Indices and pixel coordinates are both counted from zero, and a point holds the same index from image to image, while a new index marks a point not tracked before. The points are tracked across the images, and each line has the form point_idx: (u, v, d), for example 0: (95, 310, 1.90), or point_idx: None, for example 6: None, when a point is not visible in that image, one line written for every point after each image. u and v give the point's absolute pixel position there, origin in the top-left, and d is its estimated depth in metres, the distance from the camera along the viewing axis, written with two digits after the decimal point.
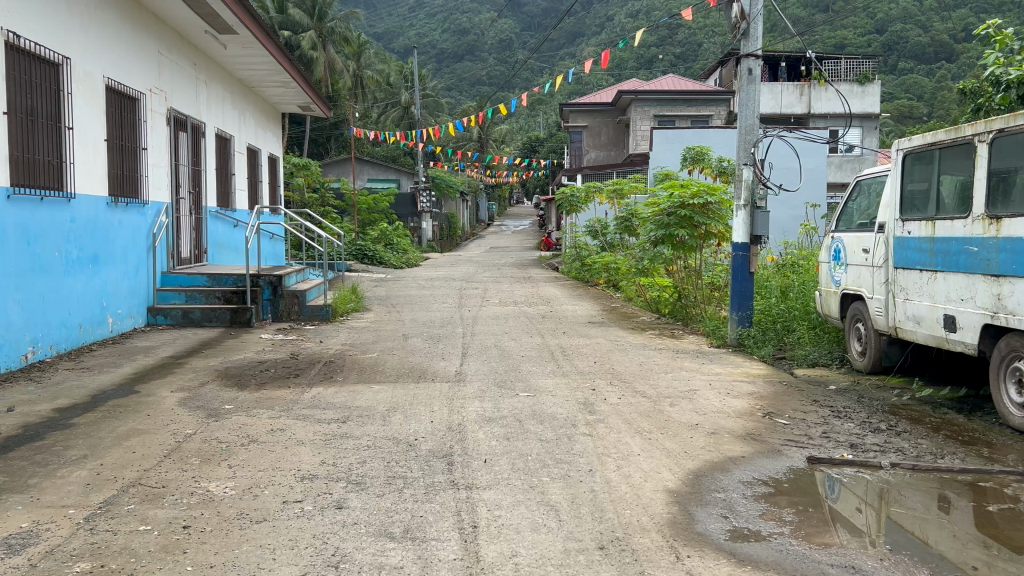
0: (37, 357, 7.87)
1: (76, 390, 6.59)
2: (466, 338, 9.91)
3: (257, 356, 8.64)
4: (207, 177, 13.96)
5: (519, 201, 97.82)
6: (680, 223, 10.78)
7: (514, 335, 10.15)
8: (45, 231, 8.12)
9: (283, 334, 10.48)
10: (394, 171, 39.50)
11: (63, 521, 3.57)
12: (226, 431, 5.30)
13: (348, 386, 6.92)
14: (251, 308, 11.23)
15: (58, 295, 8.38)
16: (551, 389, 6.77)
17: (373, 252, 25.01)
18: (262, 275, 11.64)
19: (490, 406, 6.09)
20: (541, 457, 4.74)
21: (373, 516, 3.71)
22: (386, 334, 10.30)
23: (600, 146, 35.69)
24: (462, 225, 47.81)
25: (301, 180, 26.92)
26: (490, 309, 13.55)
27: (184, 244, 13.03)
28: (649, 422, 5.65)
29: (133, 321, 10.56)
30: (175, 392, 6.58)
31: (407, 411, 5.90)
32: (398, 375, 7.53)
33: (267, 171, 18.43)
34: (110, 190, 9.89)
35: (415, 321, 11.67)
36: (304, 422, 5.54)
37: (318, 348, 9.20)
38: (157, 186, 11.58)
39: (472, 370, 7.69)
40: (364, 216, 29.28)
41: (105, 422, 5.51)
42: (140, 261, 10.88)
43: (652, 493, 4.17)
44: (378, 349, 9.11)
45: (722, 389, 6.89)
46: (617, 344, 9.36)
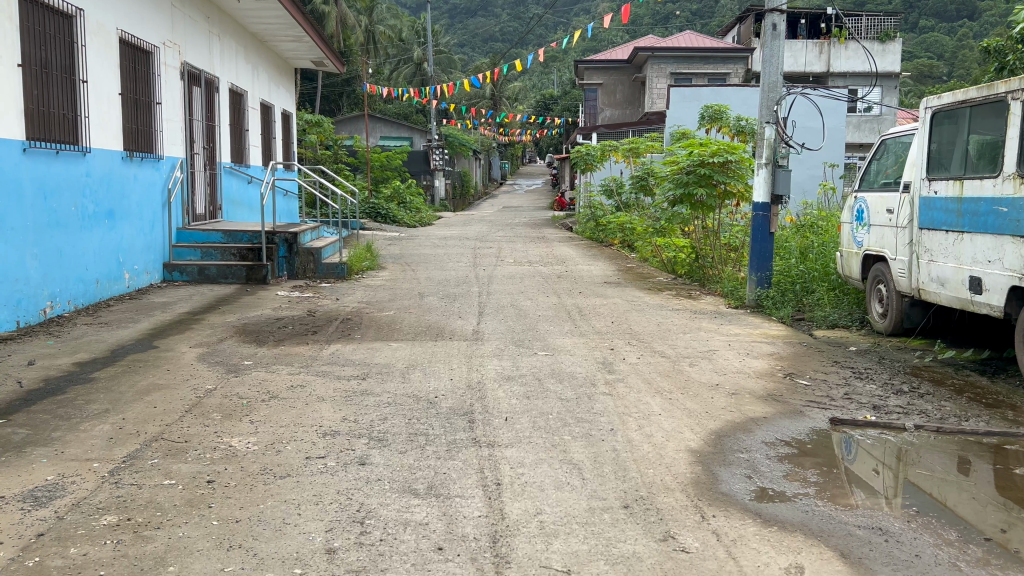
0: (55, 312, 7.89)
1: (96, 345, 6.62)
2: (482, 297, 9.88)
3: (274, 313, 8.64)
4: (221, 133, 13.85)
5: (532, 159, 97.11)
6: (699, 181, 10.64)
7: (530, 295, 10.12)
8: (61, 185, 8.09)
9: (299, 291, 10.47)
10: (407, 129, 39.21)
11: (88, 475, 3.59)
12: (246, 387, 5.31)
13: (366, 343, 6.92)
14: (267, 265, 11.22)
15: (75, 250, 8.38)
16: (569, 348, 6.74)
17: (386, 210, 24.94)
18: (278, 232, 11.62)
19: (509, 364, 6.08)
20: (562, 416, 4.73)
21: (397, 473, 3.71)
22: (402, 292, 10.27)
23: (616, 104, 35.24)
24: (475, 184, 47.56)
25: (314, 137, 26.78)
26: (506, 268, 13.50)
27: (199, 200, 12.99)
28: (669, 382, 5.63)
29: (149, 277, 10.58)
30: (194, 348, 6.60)
31: (426, 369, 5.89)
32: (415, 333, 7.51)
33: (281, 127, 18.30)
34: (125, 144, 9.83)
35: (431, 280, 11.63)
36: (324, 379, 5.54)
37: (334, 306, 9.19)
38: (171, 141, 11.51)
39: (489, 329, 7.66)
40: (377, 173, 29.15)
41: (125, 377, 5.54)
42: (155, 217, 10.86)
43: (674, 452, 4.14)
44: (394, 307, 9.09)
45: (741, 349, 6.84)
46: (634, 305, 9.32)
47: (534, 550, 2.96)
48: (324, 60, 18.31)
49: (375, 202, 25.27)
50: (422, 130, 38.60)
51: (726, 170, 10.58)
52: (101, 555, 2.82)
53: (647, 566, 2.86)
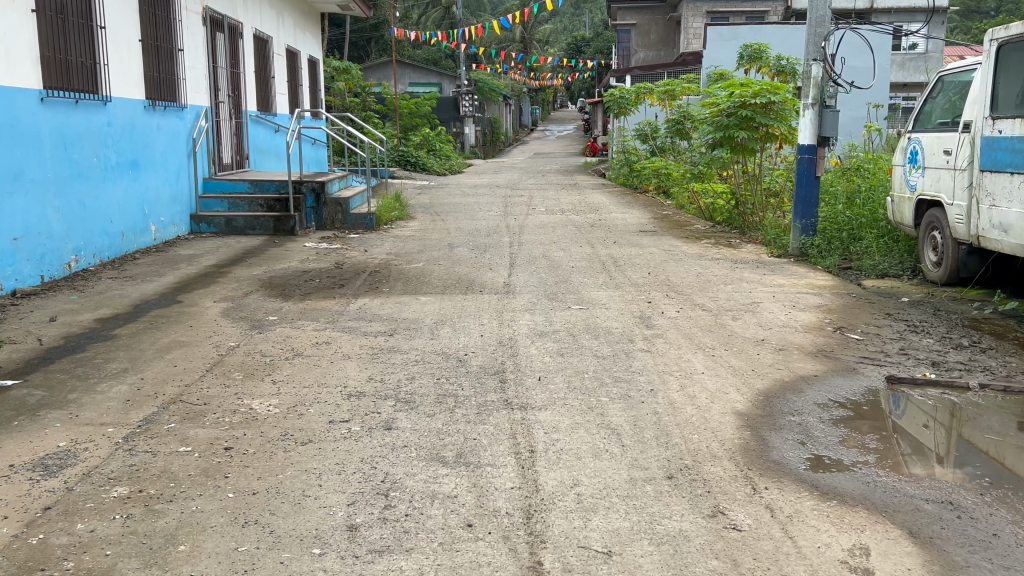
0: (80, 266, 7.77)
1: (119, 300, 6.48)
2: (513, 247, 9.60)
3: (301, 265, 8.45)
4: (246, 80, 13.56)
5: (563, 105, 95.55)
6: (740, 124, 10.16)
7: (562, 245, 9.82)
8: (82, 136, 7.89)
9: (327, 242, 10.26)
10: (436, 74, 38.55)
11: (101, 441, 3.42)
12: (270, 344, 5.12)
13: (393, 297, 6.69)
14: (295, 216, 11.02)
15: (99, 203, 8.22)
16: (605, 301, 6.46)
17: (416, 158, 24.60)
18: (305, 181, 11.37)
19: (542, 319, 5.82)
20: (598, 374, 4.48)
21: (424, 439, 3.49)
22: (431, 242, 10.02)
23: (649, 46, 34.21)
24: (505, 130, 46.88)
25: (343, 85, 26.38)
26: (537, 217, 13.18)
27: (225, 150, 12.78)
28: (711, 337, 5.34)
29: (176, 229, 10.45)
30: (219, 302, 6.44)
31: (455, 324, 5.66)
32: (445, 286, 7.27)
33: (308, 73, 17.94)
34: (146, 93, 9.59)
35: (461, 230, 11.36)
36: (350, 335, 5.33)
37: (362, 258, 8.97)
38: (195, 89, 11.25)
39: (521, 281, 7.39)
40: (406, 121, 28.72)
41: (147, 334, 5.38)
42: (181, 167, 10.67)
43: (720, 416, 3.87)
44: (423, 259, 8.85)
45: (786, 301, 6.51)
46: (671, 254, 8.98)
47: (571, 527, 2.72)
48: (350, 4, 17.83)
49: (405, 150, 24.93)
50: (452, 76, 37.93)
51: (769, 112, 10.07)
52: (108, 532, 2.64)
53: (695, 547, 2.62)
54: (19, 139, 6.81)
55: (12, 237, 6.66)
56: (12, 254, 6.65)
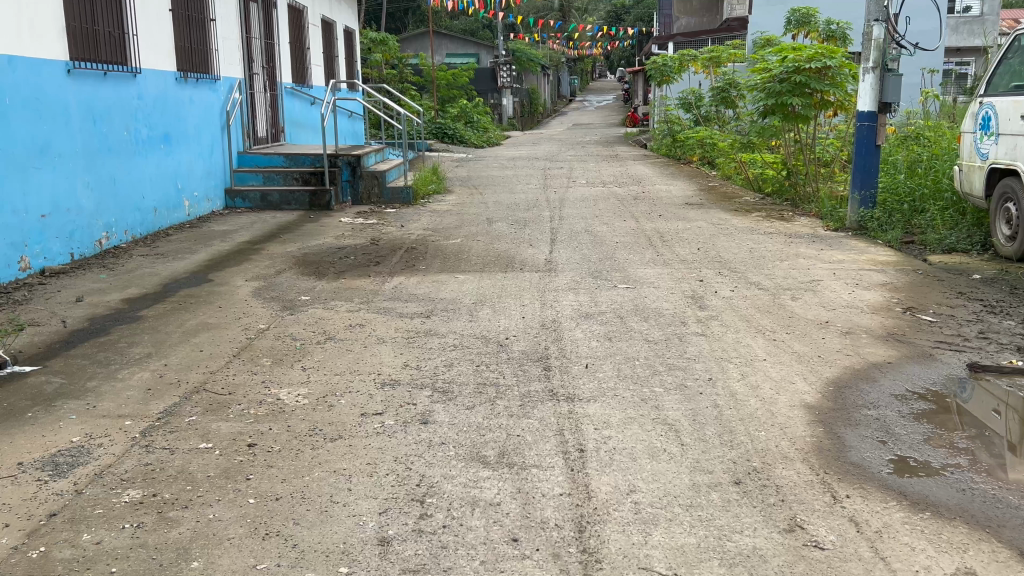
0: (112, 243, 7.61)
1: (149, 279, 6.29)
2: (554, 222, 9.23)
3: (335, 242, 8.20)
4: (281, 52, 13.30)
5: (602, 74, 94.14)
6: (794, 91, 9.62)
7: (604, 218, 9.44)
8: (111, 109, 7.69)
9: (363, 217, 10.00)
10: (473, 45, 38.01)
11: (117, 436, 3.19)
12: (302, 326, 4.86)
13: (431, 275, 6.39)
14: (330, 190, 10.78)
15: (130, 178, 8.05)
16: (654, 280, 6.10)
17: (453, 131, 24.25)
18: (341, 155, 11.12)
19: (587, 299, 5.48)
20: (650, 361, 4.14)
21: (463, 435, 3.19)
22: (469, 217, 9.70)
23: (692, 12, 33.12)
24: (543, 101, 46.21)
25: (379, 56, 26.05)
26: (578, 190, 12.78)
27: (260, 123, 12.57)
28: (771, 320, 4.96)
29: (210, 204, 10.28)
30: (251, 281, 6.21)
31: (495, 305, 5.35)
32: (484, 263, 6.95)
33: (344, 45, 17.64)
34: (178, 65, 9.37)
35: (499, 204, 11.02)
36: (384, 317, 5.05)
37: (399, 233, 8.69)
38: (228, 61, 11.01)
39: (564, 258, 7.04)
40: (443, 92, 28.33)
41: (174, 315, 5.16)
42: (214, 140, 10.48)
43: (787, 409, 3.51)
44: (461, 235, 8.53)
45: (848, 279, 6.08)
46: (721, 228, 8.56)
47: (629, 543, 2.41)
48: None
49: (442, 122, 24.60)
50: (489, 46, 37.36)
51: (825, 77, 9.51)
52: (116, 544, 2.40)
53: (773, 570, 2.29)
54: (45, 112, 6.62)
55: (40, 214, 6.50)
56: (39, 232, 6.50)
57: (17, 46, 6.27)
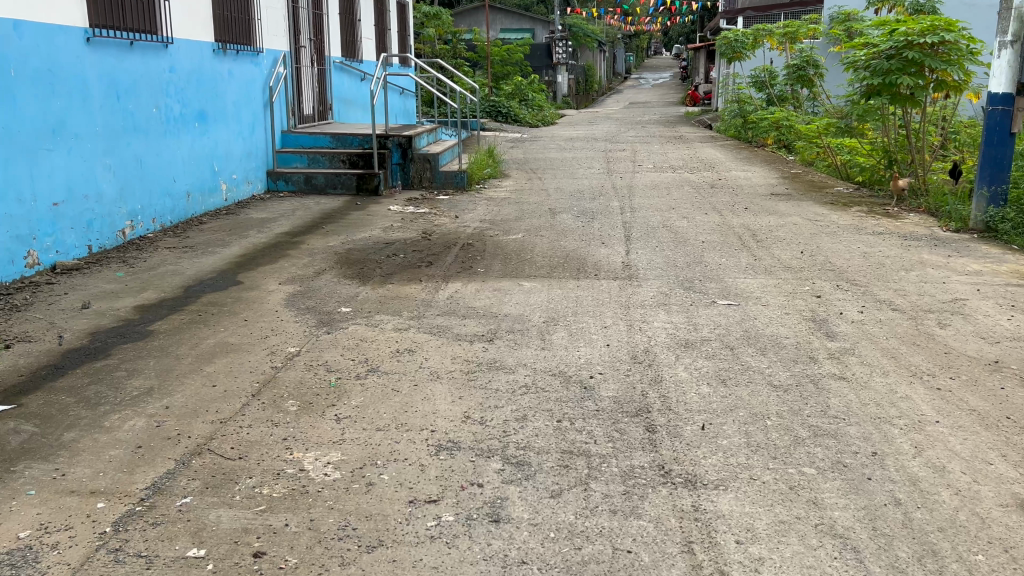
0: (137, 233, 6.85)
1: (170, 279, 5.49)
2: (626, 214, 8.23)
3: (383, 234, 7.33)
4: (330, 23, 12.46)
5: (658, 51, 91.85)
6: (904, 69, 8.36)
7: (683, 210, 8.41)
8: (138, 83, 6.91)
9: (414, 205, 9.13)
10: (528, 20, 36.82)
11: (82, 531, 2.34)
12: (339, 351, 3.99)
13: (493, 282, 5.48)
14: (379, 174, 9.94)
15: (159, 160, 7.28)
16: (759, 293, 5.10)
17: (508, 109, 23.26)
18: (391, 135, 10.26)
19: (682, 320, 4.51)
20: (785, 421, 3.17)
21: (553, 550, 2.26)
22: (530, 207, 8.77)
23: None
24: (599, 78, 44.86)
25: (432, 31, 25.14)
26: (647, 175, 11.72)
27: (307, 99, 11.77)
28: (924, 359, 3.93)
29: (250, 187, 9.50)
30: (285, 285, 5.37)
31: (572, 327, 4.40)
32: (552, 266, 6.01)
33: (397, 17, 16.77)
34: (216, 35, 8.56)
35: (562, 191, 10.05)
36: (439, 342, 4.15)
37: (453, 225, 7.80)
38: (273, 31, 10.21)
39: (644, 261, 6.06)
40: (497, 68, 27.31)
41: (190, 331, 4.33)
42: (255, 117, 9.69)
43: (1002, 512, 2.51)
44: (522, 228, 7.60)
45: (1000, 299, 4.99)
46: (822, 226, 7.47)
47: None
48: None
49: (496, 100, 23.62)
50: (545, 21, 36.12)
51: (941, 53, 8.22)
52: None
53: None
54: (60, 87, 5.85)
55: (51, 202, 5.74)
56: (51, 222, 5.74)
57: (25, 9, 5.48)
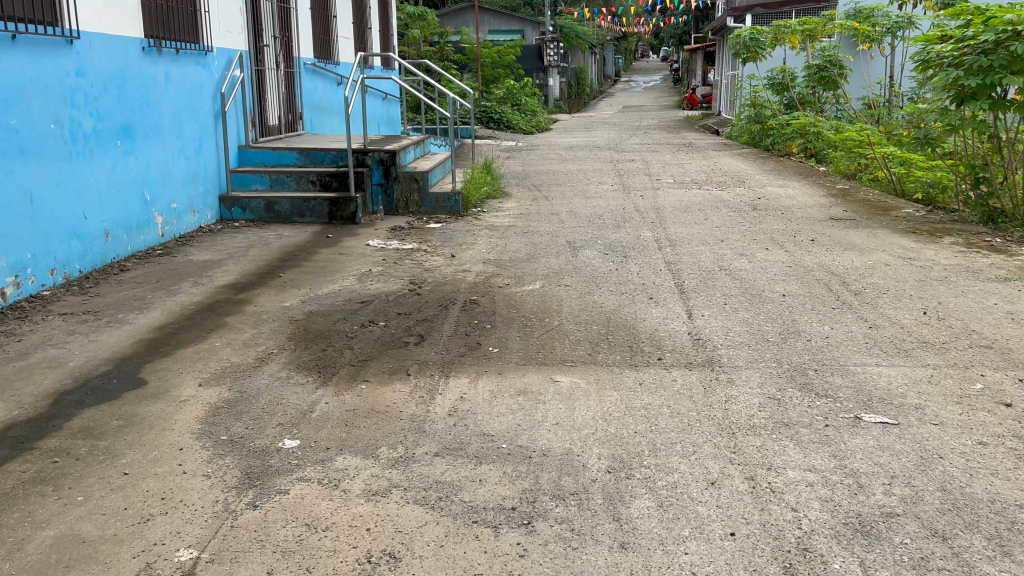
0: (23, 292, 5.12)
1: (42, 378, 3.78)
2: (665, 251, 6.54)
3: (359, 285, 5.61)
4: (298, 19, 10.75)
5: (646, 53, 90.56)
6: (1008, 67, 6.60)
7: (734, 244, 6.74)
8: (26, 90, 5.18)
9: (398, 238, 7.42)
10: (518, 21, 35.20)
11: None
12: (265, 561, 2.29)
13: (514, 374, 3.79)
14: (357, 198, 8.24)
15: (60, 191, 5.53)
16: (915, 396, 3.42)
17: (500, 114, 21.61)
18: (370, 151, 8.60)
19: (831, 464, 2.83)
20: None
21: None
22: (543, 240, 7.07)
23: None
24: (590, 81, 43.31)
25: (418, 32, 23.57)
26: (672, 193, 10.08)
27: (272, 107, 10.04)
28: None
29: (196, 218, 7.74)
30: (207, 388, 3.66)
31: (660, 483, 2.70)
32: (593, 340, 4.30)
33: (378, 15, 15.12)
34: (147, 30, 6.82)
35: (576, 216, 8.36)
36: (440, 528, 2.45)
37: (448, 269, 6.10)
38: (226, 26, 8.49)
39: (719, 332, 4.38)
40: (488, 72, 25.69)
41: (25, 505, 2.62)
42: (203, 130, 7.94)
43: None
44: (539, 273, 5.91)
45: None
46: (922, 267, 5.83)
47: None
48: None
49: (488, 105, 21.96)
50: (535, 21, 34.52)
51: None
52: None
53: None
54: None
55: None
56: None
57: None
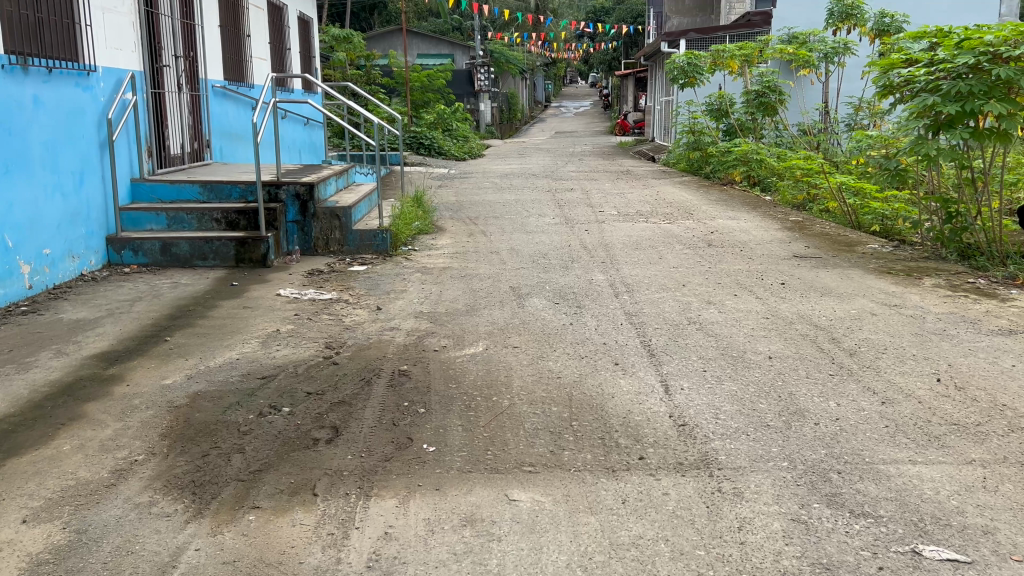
0: None
1: None
2: (622, 299, 5.75)
3: (263, 350, 4.63)
4: (204, 38, 9.73)
5: (575, 79, 91.42)
6: (989, 92, 6.14)
7: (699, 289, 6.00)
8: None
9: (315, 285, 6.44)
10: (447, 45, 34.49)
11: None
12: None
13: (456, 489, 2.88)
14: (268, 238, 7.23)
15: None
16: (976, 514, 2.65)
17: (430, 140, 20.75)
18: (284, 184, 7.61)
19: None
20: None
21: None
22: (483, 287, 6.20)
23: (685, 12, 29.51)
24: (522, 106, 42.90)
25: (344, 56, 22.65)
26: (618, 226, 9.36)
27: (173, 135, 8.95)
28: None
29: (76, 264, 6.62)
30: (32, 527, 2.67)
31: None
32: (554, 429, 3.44)
33: (298, 35, 14.16)
34: (9, 45, 5.74)
35: (518, 256, 7.52)
36: None
37: (373, 326, 5.16)
38: (115, 43, 7.43)
39: (707, 414, 3.58)
40: (417, 96, 24.85)
41: None
42: (86, 162, 6.84)
43: None
44: (481, 330, 5.02)
45: None
46: (913, 317, 5.17)
47: None
48: None
49: (417, 130, 21.05)
50: (465, 45, 33.92)
51: None
52: None
53: None
54: None
55: None
56: None
57: None
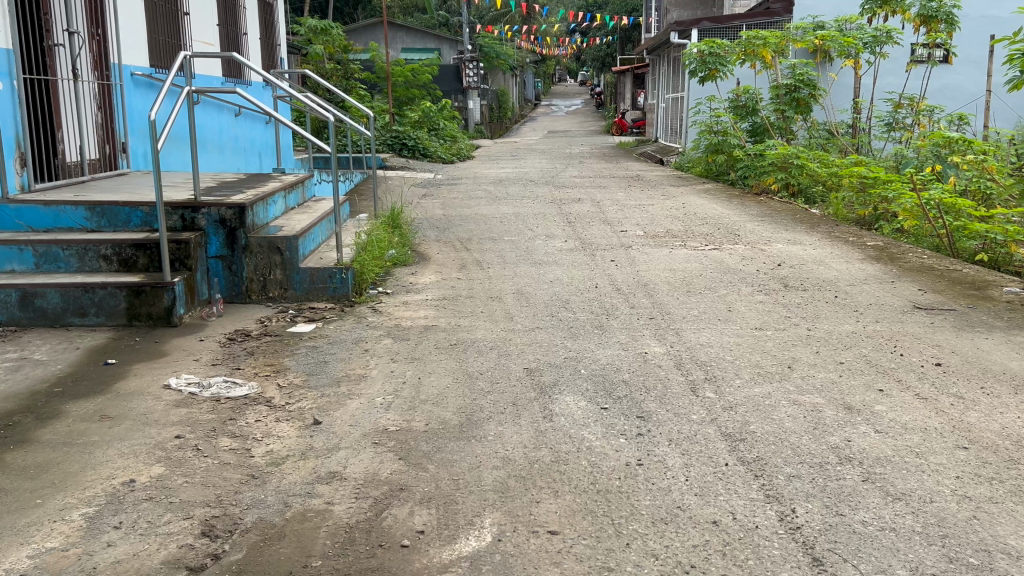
0: None
1: None
2: (697, 398, 3.64)
3: (81, 549, 2.45)
4: (117, 11, 7.50)
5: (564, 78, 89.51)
6: None
7: (810, 376, 3.90)
8: None
9: (236, 363, 4.27)
10: (433, 39, 32.24)
11: None
12: None
13: None
14: (177, 285, 5.06)
15: None
16: None
17: (413, 140, 18.59)
18: (204, 204, 5.47)
19: None
20: None
21: None
22: (487, 373, 4.04)
23: (684, 4, 27.42)
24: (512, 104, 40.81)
25: (320, 47, 20.46)
26: (652, 254, 7.26)
27: (68, 137, 6.73)
28: None
29: None
30: None
31: None
32: None
33: (258, 18, 11.96)
34: None
35: (532, 307, 5.40)
36: None
37: (304, 469, 2.99)
38: None
39: None
40: (400, 92, 22.67)
41: None
42: None
43: None
44: (489, 481, 2.87)
45: None
46: None
47: None
48: None
49: (400, 129, 18.86)
50: (453, 40, 31.80)
51: None
52: None
53: None
54: None
55: None
56: None
57: None
